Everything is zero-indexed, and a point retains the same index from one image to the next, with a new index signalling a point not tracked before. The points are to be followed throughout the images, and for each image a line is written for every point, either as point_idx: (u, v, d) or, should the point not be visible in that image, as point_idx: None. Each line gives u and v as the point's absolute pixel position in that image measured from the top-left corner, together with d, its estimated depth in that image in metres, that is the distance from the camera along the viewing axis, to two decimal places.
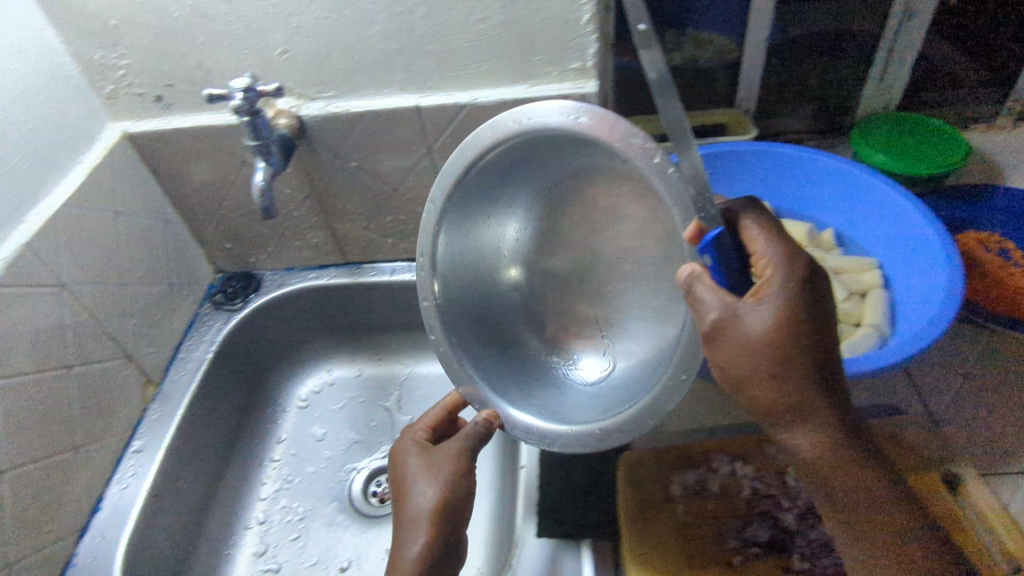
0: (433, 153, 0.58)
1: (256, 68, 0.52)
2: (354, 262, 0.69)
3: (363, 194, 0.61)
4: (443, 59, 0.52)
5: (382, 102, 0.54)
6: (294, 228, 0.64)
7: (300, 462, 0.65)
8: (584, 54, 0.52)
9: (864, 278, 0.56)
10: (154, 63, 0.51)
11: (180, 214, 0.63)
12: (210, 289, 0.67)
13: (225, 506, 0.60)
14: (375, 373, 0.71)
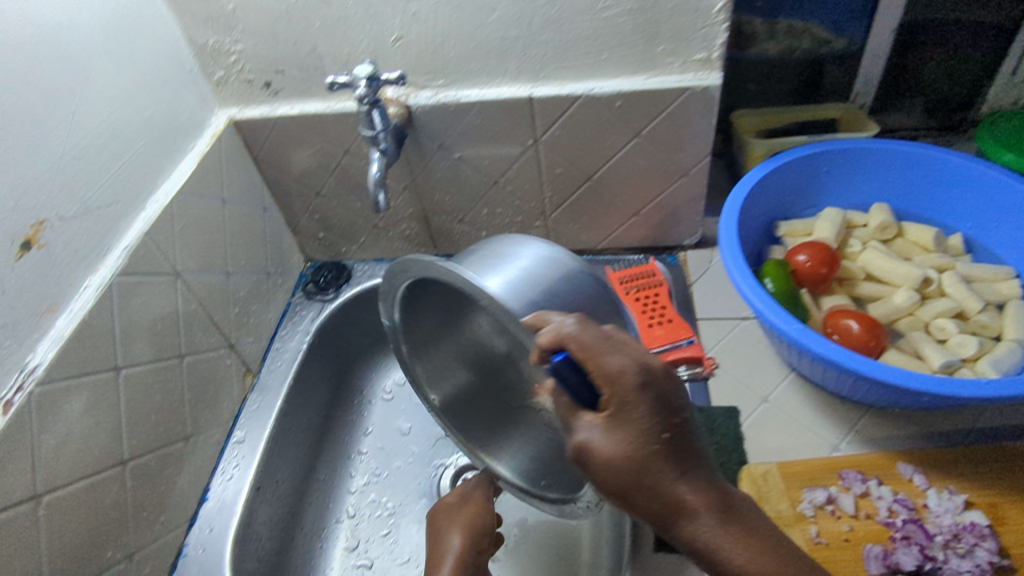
0: (540, 145, 0.56)
1: (369, 55, 0.51)
2: (445, 254, 0.67)
3: (462, 187, 0.60)
4: (562, 47, 0.50)
5: (493, 92, 0.53)
6: (388, 219, 0.63)
7: (388, 456, 0.62)
8: (711, 45, 0.49)
9: (1001, 288, 0.52)
10: (267, 48, 0.50)
11: (277, 203, 0.62)
12: (301, 277, 0.66)
13: (318, 499, 0.59)
14: None
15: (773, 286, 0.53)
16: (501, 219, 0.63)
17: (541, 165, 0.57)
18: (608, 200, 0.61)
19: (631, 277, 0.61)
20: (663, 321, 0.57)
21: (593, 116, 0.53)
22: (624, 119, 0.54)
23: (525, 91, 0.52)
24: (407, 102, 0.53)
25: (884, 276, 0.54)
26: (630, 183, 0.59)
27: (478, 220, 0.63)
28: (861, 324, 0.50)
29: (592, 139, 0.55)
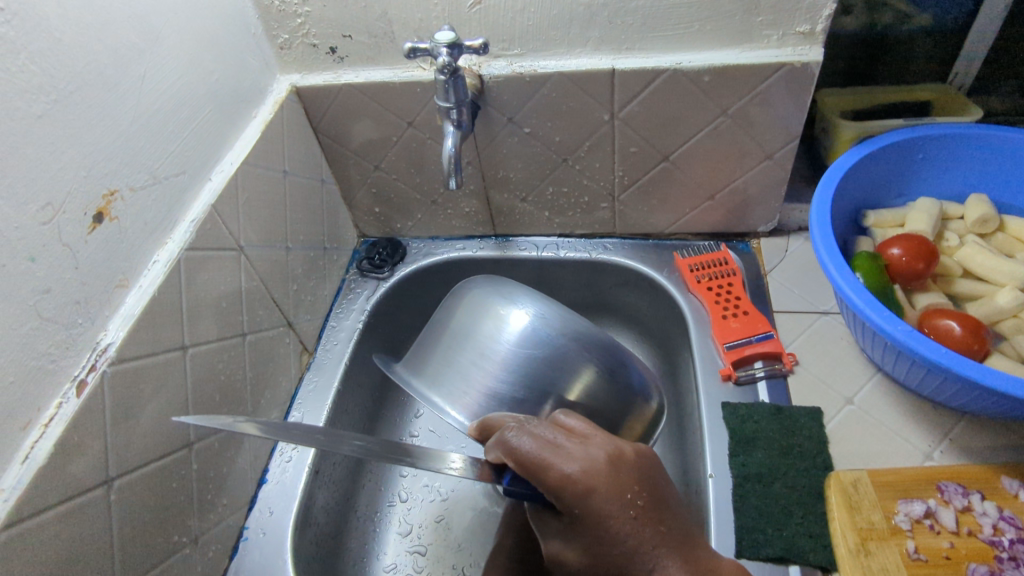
0: (617, 121, 0.52)
1: (442, 21, 0.47)
2: (503, 235, 0.64)
3: (528, 164, 0.57)
4: (649, 16, 0.47)
5: (573, 63, 0.49)
6: (448, 196, 0.60)
7: (440, 439, 0.60)
8: (816, 17, 0.45)
9: None
10: (335, 11, 0.48)
11: (335, 176, 0.59)
12: (355, 254, 0.64)
13: (371, 480, 0.56)
14: None
15: (864, 280, 0.50)
16: (566, 200, 0.60)
17: (616, 143, 0.54)
18: (684, 183, 0.57)
19: (702, 265, 0.58)
20: (737, 313, 0.55)
21: (678, 92, 0.50)
22: (711, 96, 0.50)
23: (607, 63, 0.49)
24: (480, 72, 0.50)
25: (984, 273, 0.51)
26: (709, 164, 0.55)
27: (542, 200, 0.60)
28: (963, 324, 0.46)
29: (674, 117, 0.52)
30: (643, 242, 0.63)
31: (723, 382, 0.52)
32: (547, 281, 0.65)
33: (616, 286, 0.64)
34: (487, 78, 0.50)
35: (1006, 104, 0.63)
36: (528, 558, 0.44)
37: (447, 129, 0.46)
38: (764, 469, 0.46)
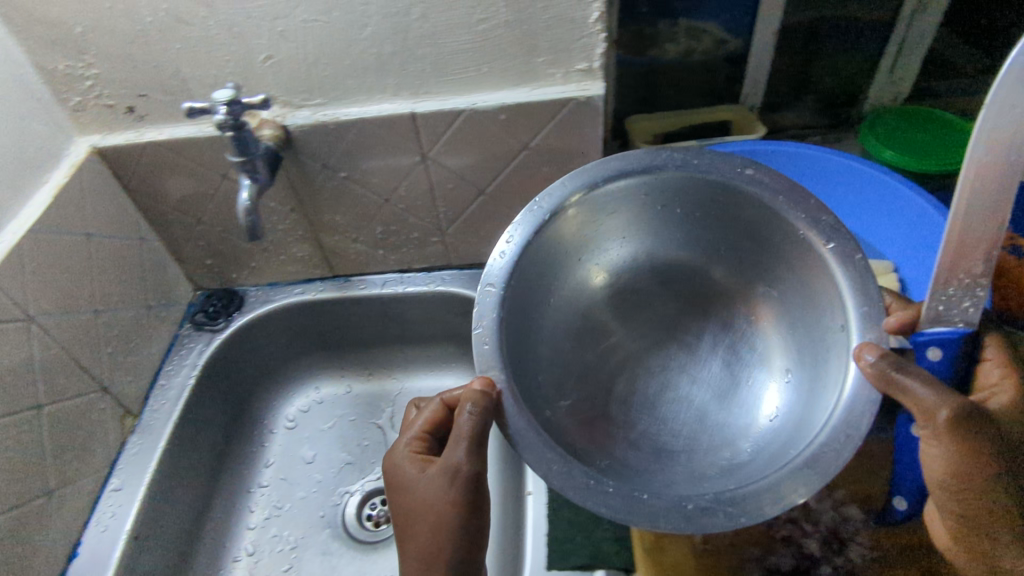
0: (428, 161, 0.54)
1: (238, 76, 0.49)
2: (343, 275, 0.64)
3: (353, 207, 0.58)
4: (439, 62, 0.49)
5: (376, 109, 0.51)
6: (279, 243, 0.60)
7: (290, 487, 0.60)
8: (590, 55, 0.49)
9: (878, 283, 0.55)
10: (125, 73, 0.48)
11: (156, 232, 0.58)
12: (189, 308, 0.63)
13: (213, 539, 0.55)
14: (366, 389, 0.67)
15: None
16: (399, 237, 0.61)
17: (432, 181, 0.56)
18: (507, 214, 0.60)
19: None
20: None
21: (480, 130, 0.52)
22: (511, 132, 0.53)
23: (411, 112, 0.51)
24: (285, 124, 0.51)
25: None
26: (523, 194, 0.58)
27: (376, 240, 0.61)
28: None
29: (488, 151, 0.54)
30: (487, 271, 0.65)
31: None
32: (392, 319, 0.65)
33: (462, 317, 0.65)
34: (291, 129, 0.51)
35: (805, 119, 0.71)
36: None
37: (243, 181, 0.47)
38: None
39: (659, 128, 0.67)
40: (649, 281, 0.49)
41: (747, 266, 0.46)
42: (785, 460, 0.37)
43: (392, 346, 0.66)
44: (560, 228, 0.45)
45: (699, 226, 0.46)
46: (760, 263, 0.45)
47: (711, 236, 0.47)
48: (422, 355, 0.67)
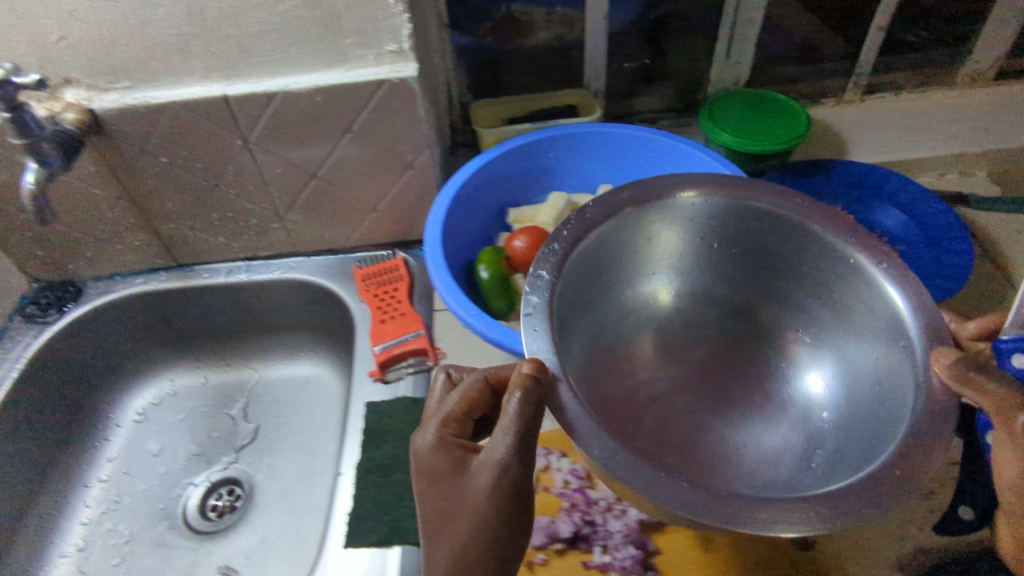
0: (356, 128, 0.81)
1: (177, 42, 0.73)
2: (278, 256, 0.99)
3: (250, 206, 0.90)
4: (364, 41, 0.75)
5: (312, 78, 0.77)
6: (225, 181, 0.87)
7: (132, 484, 0.94)
8: None
9: None
10: (139, 55, 0.74)
11: (149, 170, 0.84)
12: (133, 274, 0.99)
13: (44, 527, 0.89)
14: (226, 379, 1.06)
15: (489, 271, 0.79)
16: (325, 202, 0.91)
17: (359, 141, 0.83)
18: (343, 203, 0.91)
19: (370, 276, 0.92)
20: (397, 316, 0.87)
21: (367, 89, 0.77)
22: (416, 98, 0.79)
23: (640, 237, 0.74)
24: (250, 136, 0.81)
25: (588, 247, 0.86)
26: (369, 185, 0.89)
27: (308, 196, 0.90)
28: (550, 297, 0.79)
29: (304, 136, 0.82)
30: (289, 269, 0.98)
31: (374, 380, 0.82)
32: (323, 299, 0.99)
33: (306, 305, 1.01)
34: (528, 295, 0.61)
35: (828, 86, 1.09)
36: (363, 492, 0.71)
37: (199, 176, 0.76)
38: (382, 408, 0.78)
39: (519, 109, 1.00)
40: (700, 306, 0.79)
41: (787, 300, 0.75)
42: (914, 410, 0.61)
43: (271, 335, 1.05)
44: (736, 226, 0.73)
45: (781, 242, 0.72)
46: (793, 293, 0.74)
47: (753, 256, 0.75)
48: (292, 344, 1.06)
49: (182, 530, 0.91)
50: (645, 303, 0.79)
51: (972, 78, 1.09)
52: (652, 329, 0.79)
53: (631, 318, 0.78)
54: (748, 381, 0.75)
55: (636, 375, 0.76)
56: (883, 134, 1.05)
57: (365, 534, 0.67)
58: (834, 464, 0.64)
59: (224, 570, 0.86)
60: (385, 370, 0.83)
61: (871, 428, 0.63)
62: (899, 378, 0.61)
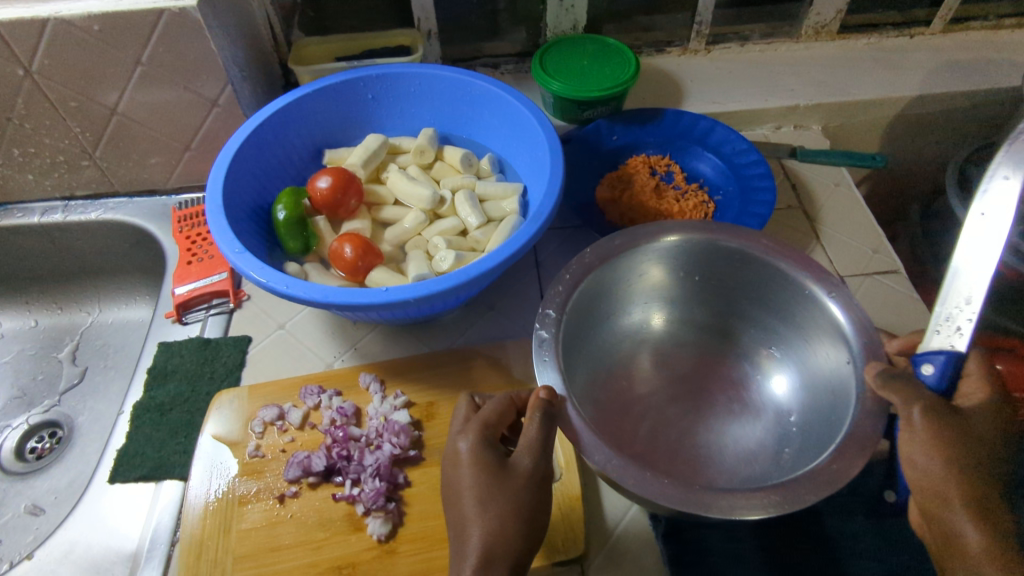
0: (144, 65, 0.80)
1: None
2: (98, 197, 0.97)
3: (47, 141, 0.87)
4: None
5: (84, 6, 0.74)
6: (21, 116, 0.83)
7: None
8: None
9: (503, 204, 0.84)
10: None
11: None
12: None
13: None
14: (56, 323, 1.03)
15: (288, 209, 0.78)
16: (134, 141, 0.89)
17: (151, 78, 0.81)
18: (152, 139, 0.89)
19: (185, 218, 0.91)
20: (201, 259, 0.86)
21: (142, 19, 0.75)
22: (201, 28, 0.77)
23: (636, 272, 0.70)
24: (29, 65, 0.78)
25: (405, 195, 0.85)
26: (175, 120, 0.88)
27: (113, 133, 0.88)
28: (353, 250, 0.77)
29: (94, 70, 0.80)
30: (107, 209, 0.96)
31: (172, 320, 0.82)
32: (145, 241, 0.96)
33: (132, 246, 0.99)
34: (538, 329, 0.60)
35: (675, 35, 1.10)
36: (138, 427, 0.71)
37: None
38: (172, 348, 0.78)
39: (357, 48, 0.97)
40: (686, 340, 0.76)
41: (755, 327, 0.72)
42: (837, 425, 0.59)
43: (100, 278, 1.02)
44: (691, 256, 0.70)
45: (746, 279, 0.70)
46: (763, 322, 0.71)
47: (729, 288, 0.72)
48: (120, 287, 1.03)
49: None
50: (636, 328, 0.75)
51: (827, 32, 1.10)
52: (650, 351, 0.75)
53: (623, 340, 0.74)
54: (723, 390, 0.72)
55: (635, 393, 0.72)
56: (721, 84, 1.06)
57: (131, 469, 0.68)
58: (802, 449, 0.63)
59: (30, 509, 0.85)
60: (184, 311, 0.82)
61: (828, 424, 0.62)
62: (846, 397, 0.60)
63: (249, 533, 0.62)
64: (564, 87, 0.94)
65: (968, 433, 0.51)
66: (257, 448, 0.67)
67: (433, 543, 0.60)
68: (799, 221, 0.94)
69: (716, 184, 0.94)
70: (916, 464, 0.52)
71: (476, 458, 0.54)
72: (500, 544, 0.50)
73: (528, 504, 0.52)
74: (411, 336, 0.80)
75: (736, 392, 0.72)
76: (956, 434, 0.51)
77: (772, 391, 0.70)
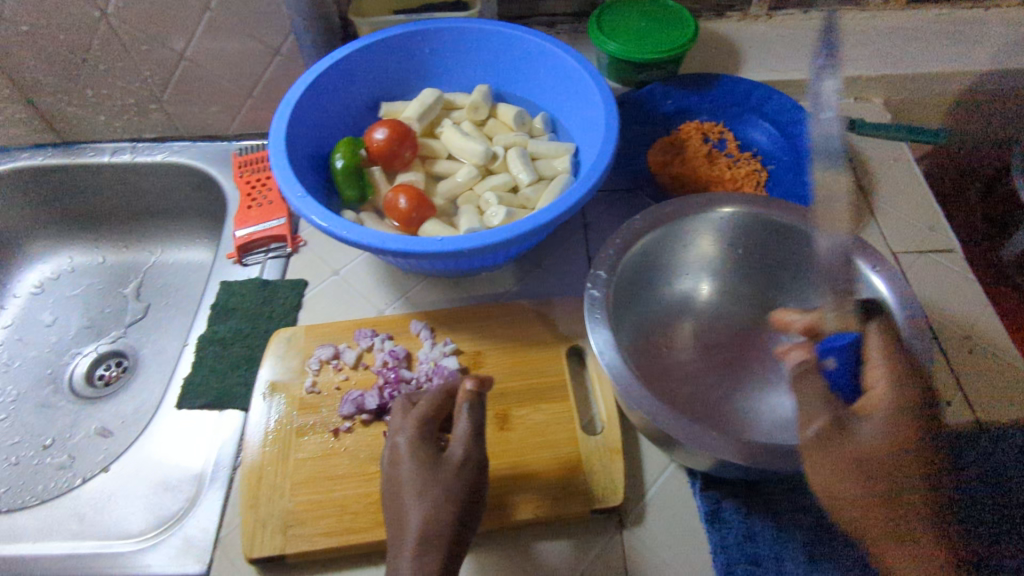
0: (212, 10, 0.82)
1: None
2: (164, 141, 1.01)
3: (119, 83, 0.91)
4: None
5: None
6: (94, 57, 0.87)
7: (24, 347, 0.99)
8: None
9: (555, 162, 0.85)
10: None
11: (13, 43, 0.84)
12: (22, 147, 1.01)
13: None
14: (122, 260, 1.08)
15: (346, 158, 0.81)
16: (199, 86, 0.92)
17: (218, 24, 0.84)
18: (216, 85, 0.92)
19: (246, 164, 0.94)
20: (261, 205, 0.89)
21: None
22: None
23: (682, 242, 0.71)
24: (105, 7, 0.80)
25: (458, 151, 0.86)
26: (239, 68, 0.90)
27: (181, 77, 0.91)
28: (407, 202, 0.79)
29: (166, 14, 0.82)
30: (171, 152, 1.00)
31: (233, 262, 0.86)
32: (206, 185, 1.00)
33: (193, 190, 1.02)
34: (589, 288, 0.62)
35: None
36: (203, 358, 0.76)
37: None
38: (235, 287, 0.82)
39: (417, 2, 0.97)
40: (727, 310, 0.76)
41: (796, 300, 0.73)
42: None
43: (163, 219, 1.07)
44: (738, 230, 0.71)
45: (792, 254, 0.71)
46: (805, 295, 0.72)
47: (773, 262, 0.72)
48: (183, 231, 1.07)
49: (66, 394, 0.95)
50: (682, 297, 0.76)
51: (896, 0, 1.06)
52: (691, 318, 0.76)
53: (667, 308, 0.75)
54: (764, 358, 0.73)
55: (675, 358, 0.73)
56: (780, 51, 1.03)
57: (197, 397, 0.73)
58: (841, 418, 0.64)
59: (99, 431, 0.91)
60: (244, 253, 0.86)
61: (868, 396, 0.62)
62: (888, 370, 0.60)
63: (306, 462, 0.66)
64: (621, 48, 0.94)
65: (868, 457, 0.52)
66: (314, 384, 0.71)
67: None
68: (855, 194, 0.92)
69: (769, 154, 0.94)
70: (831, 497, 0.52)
71: (414, 452, 0.56)
72: (438, 531, 0.52)
73: (461, 492, 0.54)
74: (461, 289, 0.82)
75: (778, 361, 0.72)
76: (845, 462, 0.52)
77: None
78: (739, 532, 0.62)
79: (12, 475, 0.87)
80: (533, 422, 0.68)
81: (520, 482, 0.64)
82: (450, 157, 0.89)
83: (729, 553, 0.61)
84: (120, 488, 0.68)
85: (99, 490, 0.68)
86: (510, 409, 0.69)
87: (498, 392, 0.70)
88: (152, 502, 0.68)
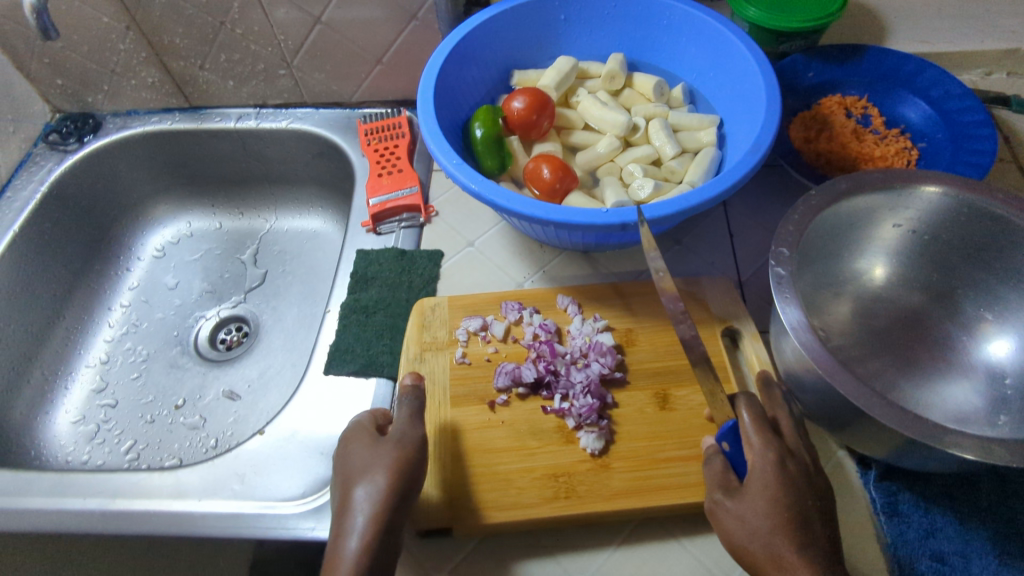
0: None
1: None
2: (287, 107, 1.01)
3: (252, 47, 0.91)
4: None
5: None
6: (230, 21, 0.87)
7: (150, 309, 1.01)
8: None
9: (700, 135, 0.81)
10: None
11: (154, 5, 0.85)
12: (149, 112, 1.02)
13: (65, 340, 0.95)
14: (238, 227, 1.09)
15: (488, 125, 0.79)
16: (329, 51, 0.91)
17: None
18: (347, 51, 0.91)
19: (373, 133, 0.94)
20: (393, 174, 0.89)
21: None
22: None
23: (854, 220, 0.68)
24: None
25: (597, 121, 0.83)
26: (372, 35, 0.89)
27: (311, 42, 0.90)
28: (550, 173, 0.77)
29: None
30: (295, 118, 0.99)
31: (367, 231, 0.86)
32: (327, 152, 1.00)
33: (313, 157, 1.02)
34: (774, 266, 0.59)
35: None
36: (347, 326, 0.76)
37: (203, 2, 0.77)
38: (372, 255, 0.82)
39: None
40: (889, 294, 0.72)
41: (973, 288, 0.68)
42: None
43: (278, 186, 1.07)
44: (919, 213, 0.67)
45: (977, 240, 0.65)
46: (984, 283, 0.67)
47: (950, 248, 0.68)
48: (299, 199, 1.08)
49: (192, 356, 0.97)
50: (844, 276, 0.73)
51: None
52: (850, 300, 0.73)
53: (827, 288, 0.72)
54: (930, 346, 0.69)
55: (835, 341, 0.70)
56: (928, 22, 0.97)
57: (345, 363, 0.73)
58: None
59: (227, 393, 0.92)
60: (378, 222, 0.86)
61: None
62: None
63: (468, 433, 0.64)
64: (762, 13, 0.88)
65: (772, 483, 0.53)
66: (464, 355, 0.70)
67: (643, 463, 0.62)
68: (1012, 178, 0.86)
69: (920, 132, 0.87)
70: (741, 530, 0.53)
71: (361, 439, 0.60)
72: (378, 503, 0.54)
73: (407, 462, 0.57)
74: (601, 265, 0.80)
75: (947, 348, 0.69)
76: (771, 485, 0.53)
77: (990, 353, 0.66)
78: (919, 526, 0.60)
79: (148, 432, 0.89)
80: (695, 403, 0.66)
81: (688, 465, 0.62)
82: (585, 128, 0.87)
83: (905, 547, 0.59)
84: (276, 452, 0.69)
85: (255, 451, 0.69)
86: (669, 389, 0.67)
87: (656, 371, 0.68)
88: (307, 466, 0.68)
